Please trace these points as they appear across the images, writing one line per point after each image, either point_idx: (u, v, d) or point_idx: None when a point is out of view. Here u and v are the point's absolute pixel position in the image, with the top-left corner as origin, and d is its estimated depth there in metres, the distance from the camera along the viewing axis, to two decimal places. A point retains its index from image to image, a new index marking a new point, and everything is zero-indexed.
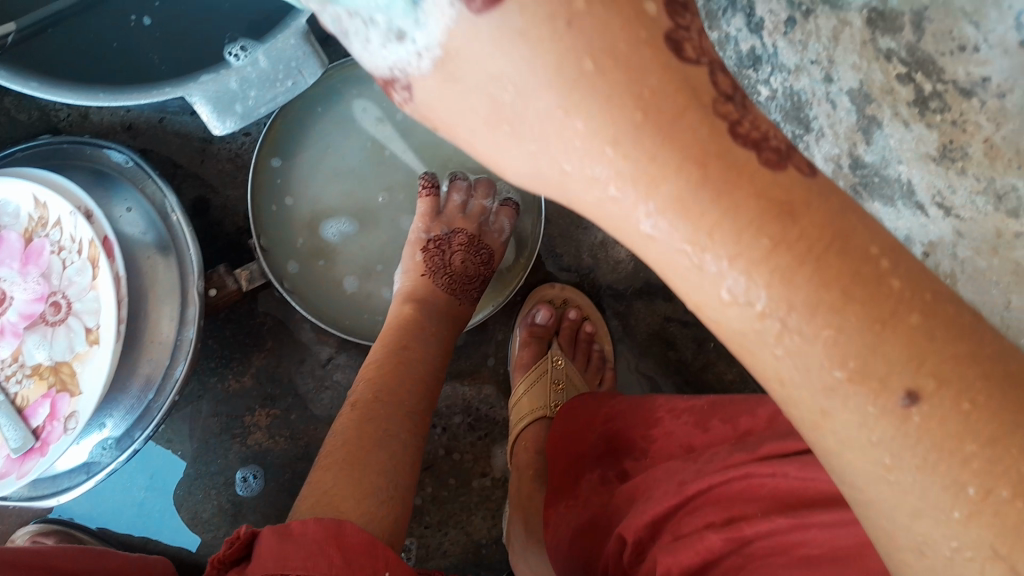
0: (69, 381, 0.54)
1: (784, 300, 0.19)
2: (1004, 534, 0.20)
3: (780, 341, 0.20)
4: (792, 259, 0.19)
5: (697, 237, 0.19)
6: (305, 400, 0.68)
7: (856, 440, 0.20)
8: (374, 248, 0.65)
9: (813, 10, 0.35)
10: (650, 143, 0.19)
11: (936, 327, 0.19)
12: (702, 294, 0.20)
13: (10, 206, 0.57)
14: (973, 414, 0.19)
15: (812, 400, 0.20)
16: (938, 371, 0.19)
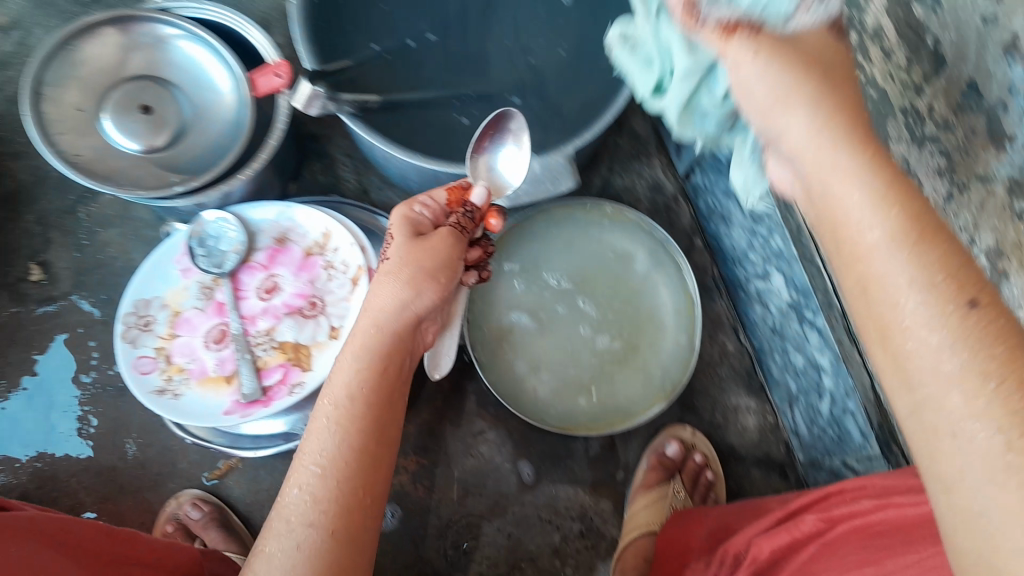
0: (304, 360, 0.69)
1: (893, 220, 0.30)
2: (1016, 413, 0.26)
3: (877, 241, 0.30)
4: (906, 199, 0.30)
5: (850, 163, 0.32)
6: (450, 460, 0.78)
7: (913, 334, 0.28)
8: (546, 349, 0.76)
9: (969, 186, 0.48)
10: (838, 113, 0.33)
11: (980, 276, 0.29)
12: (841, 203, 0.32)
13: (303, 226, 0.74)
14: (1001, 327, 0.27)
15: (888, 293, 0.29)
16: (981, 293, 0.28)
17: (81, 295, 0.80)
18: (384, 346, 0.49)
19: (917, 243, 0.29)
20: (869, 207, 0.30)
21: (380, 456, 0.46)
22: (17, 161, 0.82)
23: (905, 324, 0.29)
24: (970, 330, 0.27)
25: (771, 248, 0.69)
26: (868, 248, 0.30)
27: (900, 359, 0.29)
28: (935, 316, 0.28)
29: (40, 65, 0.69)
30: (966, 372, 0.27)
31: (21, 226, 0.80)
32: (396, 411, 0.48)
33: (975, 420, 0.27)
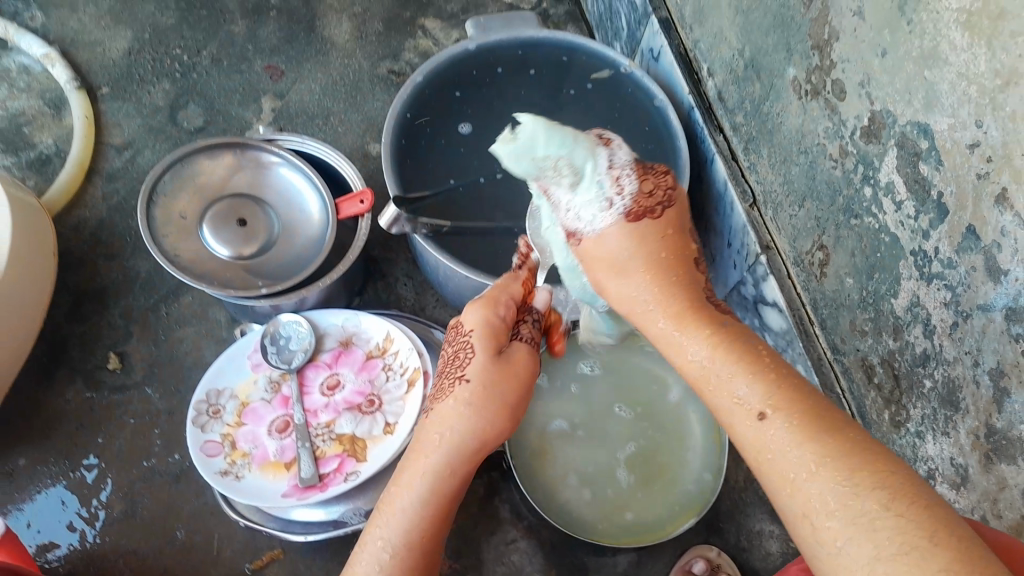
0: (359, 452, 0.75)
1: (727, 362, 0.47)
2: (836, 468, 0.39)
3: (724, 378, 0.46)
4: (736, 348, 0.47)
5: (688, 329, 0.50)
6: (484, 566, 0.81)
7: (766, 437, 0.42)
8: (583, 464, 0.81)
9: (971, 315, 0.56)
10: (678, 299, 0.52)
11: (803, 390, 0.44)
12: (684, 359, 0.49)
13: (367, 331, 0.82)
14: (813, 421, 0.42)
15: (740, 417, 0.44)
16: (793, 402, 0.43)
17: (150, 387, 0.85)
18: (454, 457, 0.52)
19: (769, 390, 0.44)
20: (717, 363, 0.47)
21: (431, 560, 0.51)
22: (112, 261, 0.90)
23: (760, 426, 0.43)
24: (779, 429, 0.42)
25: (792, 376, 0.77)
26: (727, 390, 0.45)
27: (760, 458, 0.43)
28: (772, 421, 0.43)
29: (158, 178, 0.80)
30: (796, 451, 0.41)
31: (106, 319, 0.87)
32: (448, 519, 0.52)
33: (816, 482, 0.39)
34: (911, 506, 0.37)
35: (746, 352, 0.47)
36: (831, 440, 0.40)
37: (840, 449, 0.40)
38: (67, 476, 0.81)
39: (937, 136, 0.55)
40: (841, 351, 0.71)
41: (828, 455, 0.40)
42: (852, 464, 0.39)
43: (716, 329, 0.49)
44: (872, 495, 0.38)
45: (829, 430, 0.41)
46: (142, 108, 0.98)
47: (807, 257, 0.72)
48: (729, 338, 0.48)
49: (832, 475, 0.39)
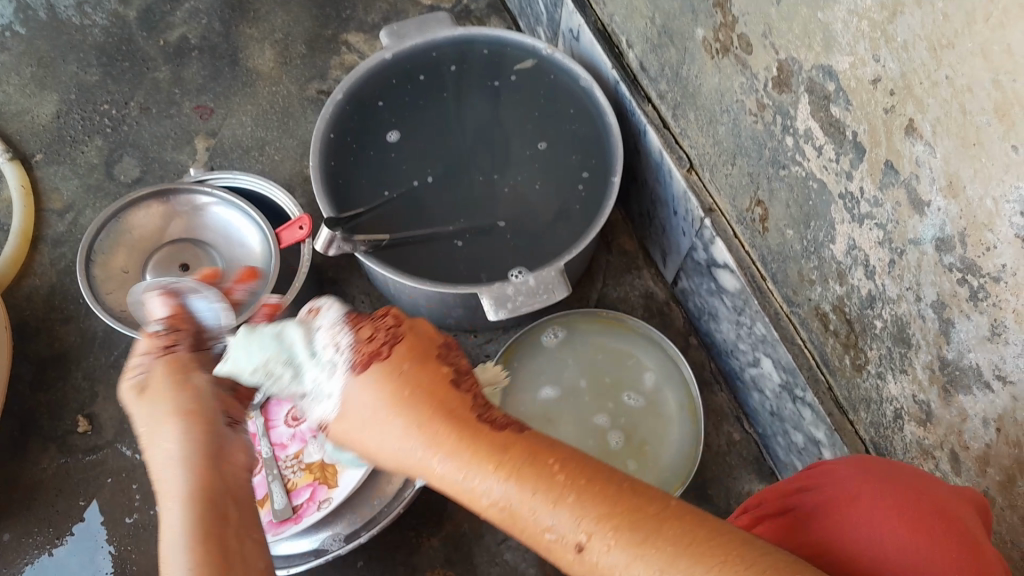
0: (330, 477, 0.74)
1: (493, 478, 0.41)
2: (683, 566, 0.36)
3: (493, 497, 0.40)
4: (485, 458, 0.41)
5: (423, 445, 0.43)
6: (477, 569, 0.79)
7: (529, 514, 0.40)
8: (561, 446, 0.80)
9: (905, 250, 0.55)
10: (405, 405, 0.43)
11: (569, 472, 0.40)
12: (438, 475, 0.42)
13: None
14: (621, 525, 0.38)
15: (542, 530, 0.39)
16: (591, 513, 0.38)
17: (123, 442, 0.84)
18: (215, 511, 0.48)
19: (510, 470, 0.40)
20: (478, 476, 0.41)
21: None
22: (68, 324, 0.90)
23: (512, 507, 0.40)
24: (608, 552, 0.38)
25: (754, 334, 0.75)
26: (454, 482, 0.42)
27: (528, 527, 0.40)
28: (514, 508, 0.40)
29: (91, 236, 0.79)
30: (560, 529, 0.39)
31: (69, 383, 0.87)
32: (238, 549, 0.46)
33: (618, 551, 0.37)
34: (710, 542, 0.37)
35: (447, 424, 0.43)
36: (595, 505, 0.39)
37: (606, 505, 0.39)
38: (52, 545, 0.80)
39: (841, 76, 0.54)
40: (794, 304, 0.70)
41: (596, 527, 0.38)
42: (635, 526, 0.38)
43: (422, 389, 0.44)
44: (671, 557, 0.36)
45: (662, 530, 0.37)
46: (78, 168, 0.98)
47: (748, 214, 0.72)
48: (431, 399, 0.44)
49: (623, 546, 0.37)
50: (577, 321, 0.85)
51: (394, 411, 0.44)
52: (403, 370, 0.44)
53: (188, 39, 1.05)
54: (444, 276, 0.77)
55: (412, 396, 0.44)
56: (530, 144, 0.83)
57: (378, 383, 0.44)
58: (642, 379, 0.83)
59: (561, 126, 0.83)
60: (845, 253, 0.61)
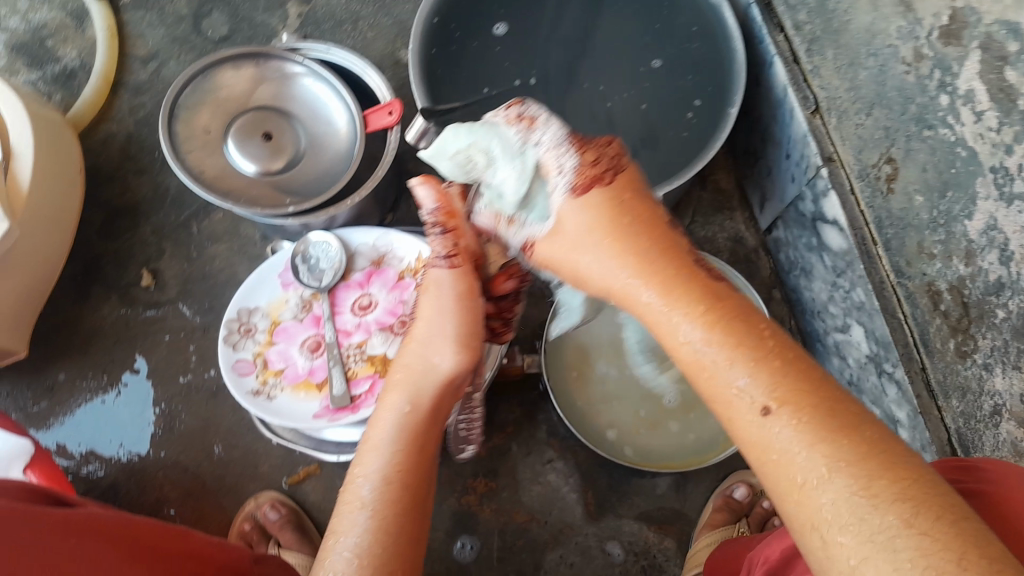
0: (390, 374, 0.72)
1: (714, 333, 0.38)
2: (860, 482, 0.32)
3: (693, 336, 0.38)
4: (709, 314, 0.39)
5: (640, 279, 0.41)
6: (518, 485, 0.78)
7: (716, 374, 0.37)
8: (623, 379, 0.78)
9: None
10: (641, 253, 0.42)
11: (787, 365, 0.36)
12: (665, 327, 0.40)
13: (400, 251, 0.77)
14: (809, 414, 0.34)
15: (730, 388, 0.37)
16: (782, 395, 0.35)
17: (184, 303, 0.83)
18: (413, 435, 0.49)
19: (720, 324, 0.38)
20: (706, 330, 0.38)
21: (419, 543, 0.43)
22: (141, 176, 0.88)
23: (708, 366, 0.38)
24: (781, 429, 0.35)
25: (851, 301, 0.70)
26: (656, 317, 0.40)
27: (708, 390, 0.38)
28: (720, 363, 0.37)
29: (178, 91, 0.77)
30: (739, 398, 0.36)
31: (137, 236, 0.86)
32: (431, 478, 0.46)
33: (787, 436, 0.34)
34: (873, 456, 0.32)
35: (675, 272, 0.41)
36: (787, 385, 0.35)
37: (808, 398, 0.35)
38: (105, 392, 0.81)
39: None
40: (904, 276, 0.62)
41: (782, 406, 0.35)
42: (824, 421, 0.34)
43: (652, 242, 0.43)
44: (845, 453, 0.33)
45: (843, 433, 0.33)
46: (165, 16, 0.94)
47: (872, 170, 0.64)
48: (660, 254, 0.42)
49: (797, 428, 0.34)
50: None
51: (615, 251, 0.42)
52: (637, 220, 0.43)
53: None
54: None
55: (639, 246, 0.42)
56: (642, 59, 0.77)
57: (603, 223, 0.43)
58: None
59: (677, 44, 0.77)
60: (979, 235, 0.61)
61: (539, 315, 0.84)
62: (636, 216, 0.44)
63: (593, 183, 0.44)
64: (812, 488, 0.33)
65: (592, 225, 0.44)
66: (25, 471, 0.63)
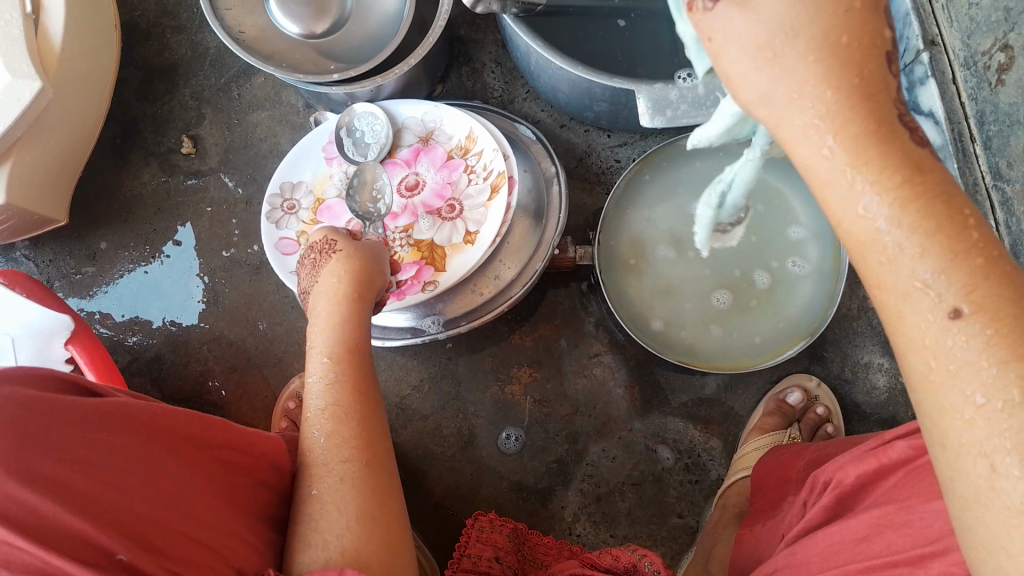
0: (437, 261, 0.69)
1: (904, 214, 0.29)
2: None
3: (879, 218, 0.30)
4: (902, 180, 0.30)
5: (832, 122, 0.30)
6: (564, 377, 0.76)
7: (894, 260, 0.30)
8: (680, 274, 0.74)
9: None
10: (849, 96, 0.30)
11: (990, 269, 0.29)
12: (838, 191, 0.31)
13: (449, 127, 0.73)
14: (993, 337, 0.28)
15: (907, 280, 0.30)
16: (976, 303, 0.28)
17: (226, 173, 0.80)
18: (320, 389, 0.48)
19: (908, 196, 0.30)
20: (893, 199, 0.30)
21: (380, 496, 0.44)
22: (179, 34, 0.83)
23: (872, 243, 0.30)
24: (961, 341, 0.28)
25: None
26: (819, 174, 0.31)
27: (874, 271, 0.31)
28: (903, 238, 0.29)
29: None
30: (922, 293, 0.29)
31: (176, 99, 0.82)
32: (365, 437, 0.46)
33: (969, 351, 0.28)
34: None
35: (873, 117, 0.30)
36: (990, 293, 0.28)
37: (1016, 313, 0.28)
38: (148, 261, 0.79)
39: None
40: (1004, 179, 0.59)
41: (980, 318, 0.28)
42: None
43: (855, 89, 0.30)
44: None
45: None
46: None
47: (983, 59, 0.58)
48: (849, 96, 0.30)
49: (986, 345, 0.28)
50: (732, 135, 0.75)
51: (799, 82, 0.31)
52: (837, 49, 0.30)
53: None
54: (593, 60, 0.67)
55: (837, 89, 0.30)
56: None
57: (818, 22, 0.30)
58: (787, 226, 0.74)
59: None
60: None
61: (594, 202, 0.79)
62: (839, 35, 0.30)
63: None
64: (965, 421, 0.28)
65: (771, 29, 0.30)
66: (66, 342, 0.65)
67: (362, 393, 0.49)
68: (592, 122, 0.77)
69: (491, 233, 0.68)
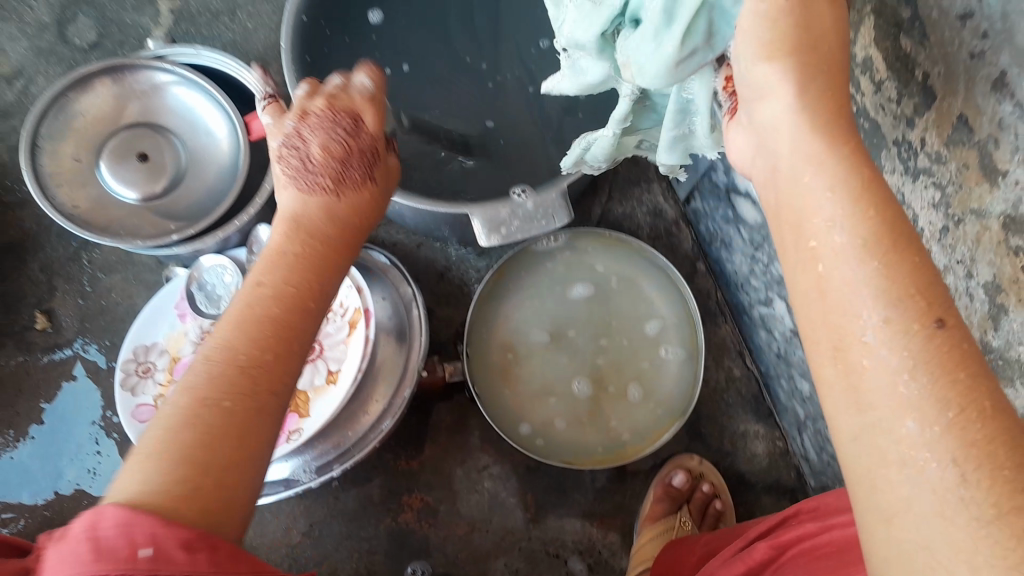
0: (300, 406, 0.68)
1: (865, 232, 0.28)
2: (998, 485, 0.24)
3: (840, 238, 0.28)
4: (866, 201, 0.29)
5: (807, 130, 0.31)
6: (456, 496, 0.76)
7: (854, 287, 0.28)
8: (552, 374, 0.76)
9: (964, 220, 0.46)
10: (821, 112, 0.31)
11: (942, 319, 0.27)
12: (804, 206, 0.30)
13: None
14: (960, 373, 0.25)
15: (870, 315, 0.27)
16: (945, 333, 0.26)
17: (86, 343, 0.79)
18: (278, 262, 0.41)
19: (874, 211, 0.28)
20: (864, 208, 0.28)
21: (228, 469, 0.34)
22: (22, 209, 0.82)
23: (816, 239, 0.29)
24: (924, 377, 0.26)
25: (769, 274, 0.66)
26: (785, 181, 0.31)
27: (833, 305, 0.28)
28: (861, 255, 0.28)
29: (36, 120, 0.69)
30: (892, 319, 0.26)
31: (26, 275, 0.81)
32: (270, 381, 0.38)
33: (923, 393, 0.25)
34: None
35: (837, 139, 0.31)
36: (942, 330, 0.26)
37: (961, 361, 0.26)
38: (10, 447, 0.76)
39: (920, 2, 0.43)
40: None
41: (946, 325, 0.26)
42: (944, 354, 0.26)
43: (833, 89, 0.32)
44: (968, 428, 0.25)
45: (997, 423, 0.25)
46: (26, 27, 0.86)
47: None
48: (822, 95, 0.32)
49: (942, 354, 0.25)
50: (577, 231, 0.78)
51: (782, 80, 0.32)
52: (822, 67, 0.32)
53: None
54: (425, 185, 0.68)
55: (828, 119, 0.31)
56: None
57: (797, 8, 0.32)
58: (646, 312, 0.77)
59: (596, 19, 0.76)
60: None
61: (460, 314, 0.80)
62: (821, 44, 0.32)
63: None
64: (923, 440, 0.25)
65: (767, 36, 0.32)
66: None
67: (278, 364, 0.38)
68: (444, 238, 0.78)
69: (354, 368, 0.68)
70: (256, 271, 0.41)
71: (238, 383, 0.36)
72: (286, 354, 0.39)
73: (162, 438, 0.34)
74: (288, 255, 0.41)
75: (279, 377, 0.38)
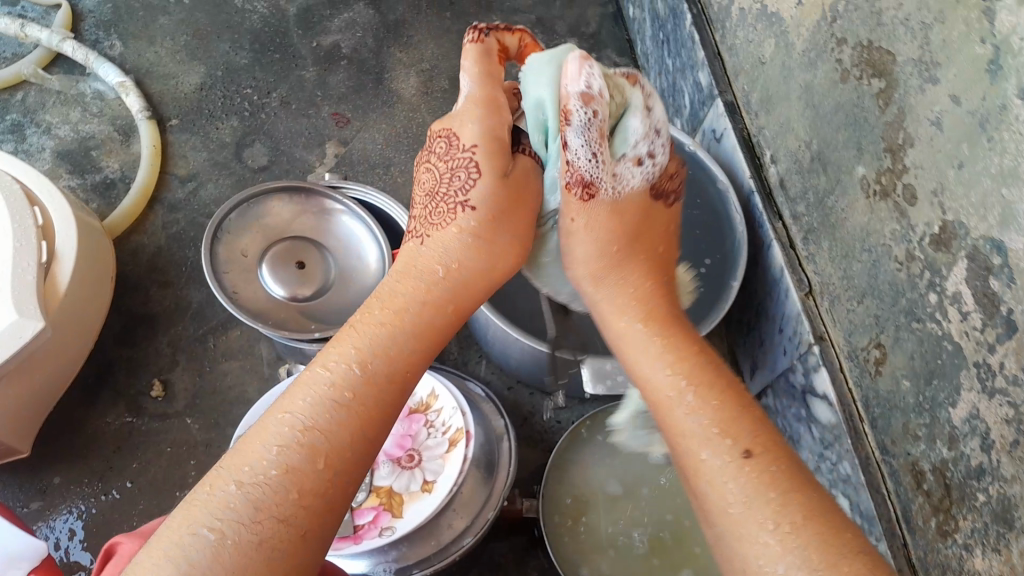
0: (394, 507, 0.75)
1: (687, 384, 0.48)
2: (803, 529, 0.40)
3: (683, 402, 0.47)
4: (682, 369, 0.49)
5: (651, 335, 0.53)
6: None
7: (685, 419, 0.46)
8: (617, 530, 0.80)
9: None
10: (654, 321, 0.55)
11: (765, 436, 0.45)
12: (649, 376, 0.51)
13: (413, 384, 0.83)
14: (773, 470, 0.42)
15: (703, 435, 0.45)
16: (752, 443, 0.44)
17: (191, 418, 0.85)
18: (353, 375, 0.48)
19: (694, 378, 0.48)
20: (674, 369, 0.49)
21: (320, 531, 0.44)
22: (165, 288, 0.92)
23: (669, 400, 0.48)
24: (744, 471, 0.43)
25: (839, 471, 0.76)
26: (661, 384, 0.49)
27: (678, 438, 0.46)
28: (676, 396, 0.48)
29: (225, 213, 0.81)
30: (717, 436, 0.45)
31: (153, 346, 0.88)
32: (341, 464, 0.45)
33: (734, 477, 0.43)
34: (819, 515, 0.40)
35: (664, 330, 0.53)
36: (753, 440, 0.44)
37: (765, 456, 0.43)
38: (98, 498, 0.80)
39: (1010, 254, 0.55)
40: (889, 454, 0.70)
41: (751, 444, 0.44)
42: (782, 483, 0.42)
43: (654, 315, 0.55)
44: (787, 508, 0.41)
45: (795, 489, 0.41)
46: (209, 142, 1.00)
47: (862, 353, 0.72)
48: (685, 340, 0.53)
49: (766, 477, 0.42)
50: None
51: (617, 304, 0.57)
52: (642, 290, 0.58)
53: (340, 47, 1.08)
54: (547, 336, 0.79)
55: (620, 246, 0.59)
56: None
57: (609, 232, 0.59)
58: None
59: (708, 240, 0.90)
60: (945, 449, 0.64)
61: (537, 459, 0.87)
62: (638, 284, 0.59)
63: (594, 181, 0.57)
64: (760, 543, 0.40)
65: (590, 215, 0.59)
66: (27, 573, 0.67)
67: (394, 391, 0.50)
68: (540, 387, 0.87)
69: (447, 482, 0.75)
70: (362, 317, 0.52)
71: (308, 469, 0.44)
72: (365, 418, 0.47)
73: (224, 517, 0.42)
74: (393, 333, 0.51)
75: (384, 409, 0.49)
